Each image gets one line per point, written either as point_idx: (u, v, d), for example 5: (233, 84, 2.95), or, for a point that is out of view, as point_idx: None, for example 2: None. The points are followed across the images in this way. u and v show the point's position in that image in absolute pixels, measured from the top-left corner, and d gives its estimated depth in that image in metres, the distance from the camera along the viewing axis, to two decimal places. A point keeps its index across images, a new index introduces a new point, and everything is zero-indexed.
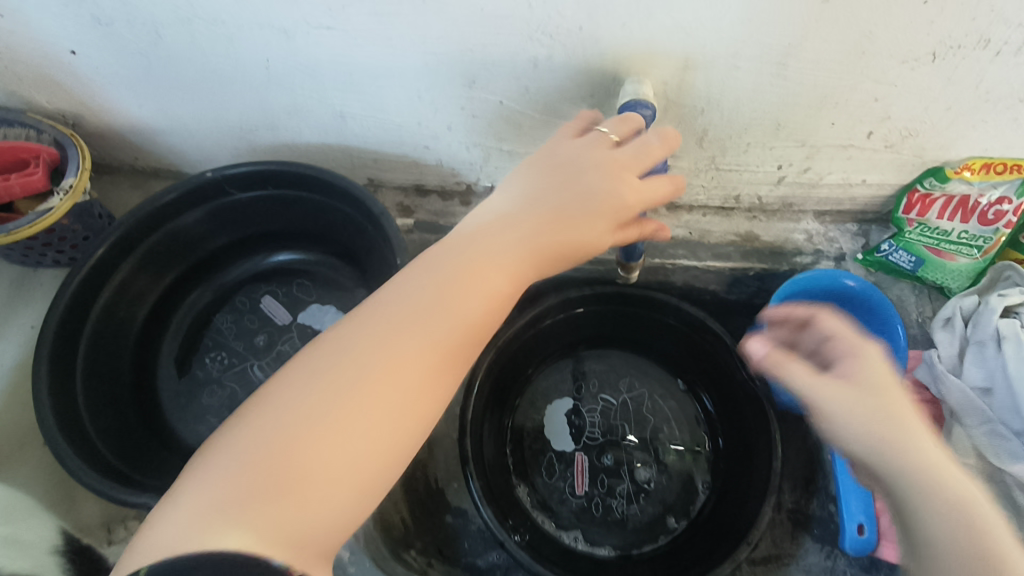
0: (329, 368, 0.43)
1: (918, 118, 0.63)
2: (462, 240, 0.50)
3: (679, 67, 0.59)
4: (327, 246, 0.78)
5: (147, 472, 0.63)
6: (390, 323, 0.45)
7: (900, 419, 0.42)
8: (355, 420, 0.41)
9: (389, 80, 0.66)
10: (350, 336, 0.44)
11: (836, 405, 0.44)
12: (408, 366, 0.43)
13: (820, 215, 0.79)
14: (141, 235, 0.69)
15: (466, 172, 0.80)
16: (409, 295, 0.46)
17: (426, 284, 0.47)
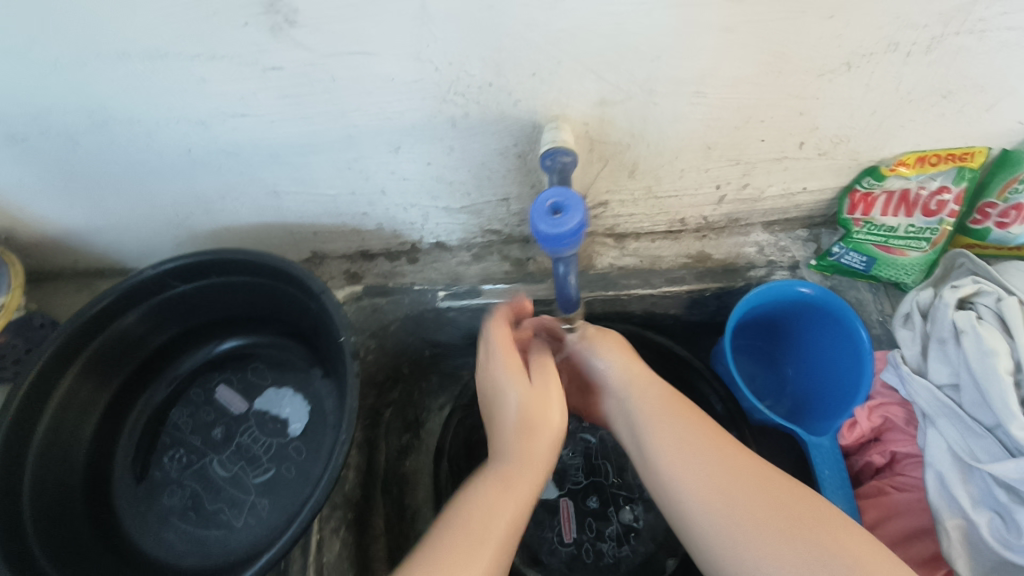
0: (451, 518, 0.54)
1: (847, 125, 0.62)
2: (509, 407, 0.60)
3: (596, 108, 0.58)
4: (276, 326, 0.77)
5: None
6: (490, 484, 0.56)
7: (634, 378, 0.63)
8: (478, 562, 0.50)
9: (311, 157, 0.64)
10: (462, 506, 0.55)
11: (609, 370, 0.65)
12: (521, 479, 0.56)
13: (768, 226, 0.79)
14: (82, 342, 0.66)
15: (408, 232, 0.79)
16: (506, 450, 0.58)
17: (501, 479, 0.56)
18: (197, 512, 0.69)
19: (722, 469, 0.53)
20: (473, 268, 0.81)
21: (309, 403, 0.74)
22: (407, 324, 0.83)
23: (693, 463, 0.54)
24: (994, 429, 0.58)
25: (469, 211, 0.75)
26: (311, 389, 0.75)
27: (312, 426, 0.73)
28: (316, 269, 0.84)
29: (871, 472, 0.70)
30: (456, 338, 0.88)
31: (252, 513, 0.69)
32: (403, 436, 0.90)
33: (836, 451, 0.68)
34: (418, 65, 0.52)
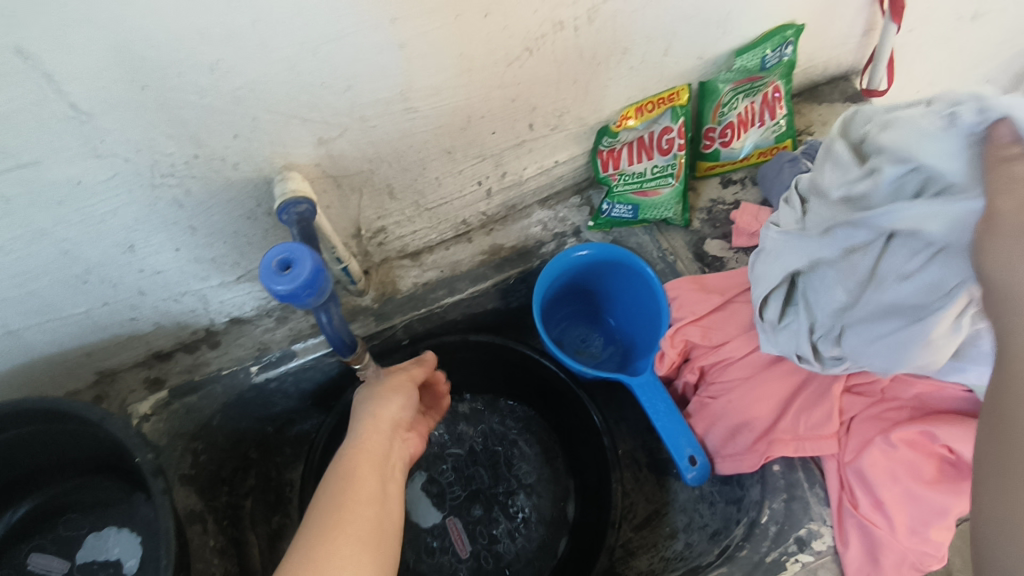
0: (318, 516, 0.50)
1: (559, 98, 0.68)
2: (352, 439, 0.58)
3: (320, 148, 0.58)
4: (76, 467, 0.69)
5: None
6: (352, 464, 0.55)
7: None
8: (352, 535, 0.49)
9: (37, 282, 0.59)
10: (328, 488, 0.53)
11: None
12: (375, 441, 0.58)
13: (544, 202, 0.84)
14: None
15: (195, 319, 0.74)
16: (361, 439, 0.58)
17: (356, 458, 0.56)
18: None
19: None
20: (280, 332, 0.78)
21: (139, 534, 0.68)
22: (231, 410, 0.78)
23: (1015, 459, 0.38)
24: (914, 174, 0.48)
25: (250, 279, 0.72)
26: (140, 517, 0.69)
27: (149, 557, 0.67)
28: (109, 389, 0.76)
29: (692, 389, 0.76)
30: (295, 403, 0.84)
31: None
32: (271, 519, 0.84)
33: (656, 382, 0.74)
34: (103, 161, 0.50)
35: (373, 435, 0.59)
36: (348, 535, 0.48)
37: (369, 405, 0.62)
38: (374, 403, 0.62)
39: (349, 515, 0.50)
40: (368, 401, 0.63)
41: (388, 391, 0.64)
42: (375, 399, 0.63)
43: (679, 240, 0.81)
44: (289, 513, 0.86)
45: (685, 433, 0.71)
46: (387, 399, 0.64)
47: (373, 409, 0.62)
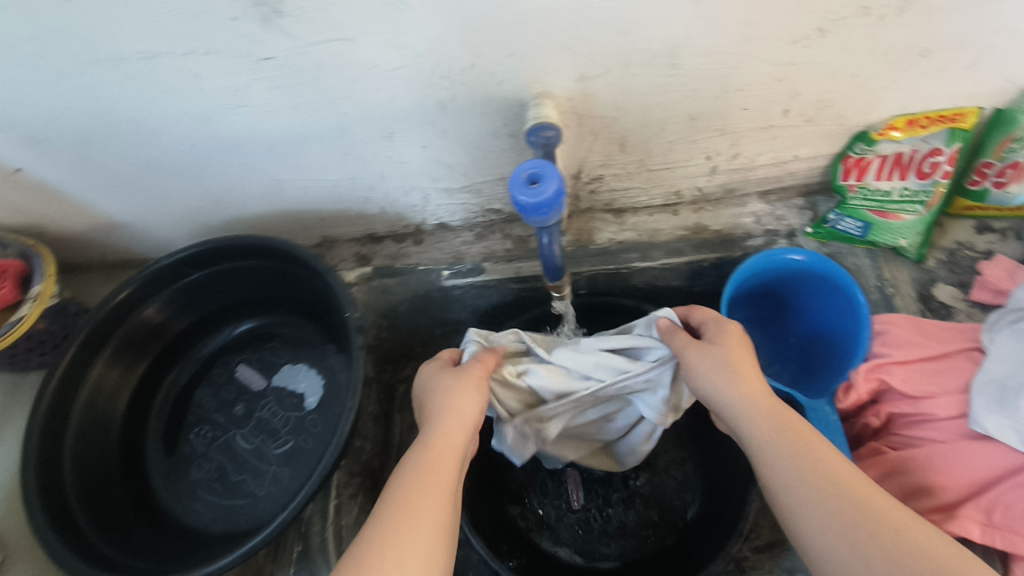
0: (388, 502, 0.48)
1: (829, 89, 0.63)
2: (435, 426, 0.55)
3: (578, 84, 0.61)
4: (290, 305, 0.80)
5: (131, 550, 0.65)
6: (423, 468, 0.51)
7: (749, 371, 0.55)
8: (422, 531, 0.46)
9: (313, 144, 0.68)
10: (396, 490, 0.49)
11: (716, 377, 0.55)
12: (452, 448, 0.53)
13: (764, 195, 0.80)
14: (95, 346, 0.70)
15: (411, 215, 0.82)
16: (445, 429, 0.54)
17: (434, 447, 0.53)
18: (222, 483, 0.74)
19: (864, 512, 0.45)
20: (476, 247, 0.84)
21: (323, 378, 0.78)
22: (415, 304, 0.86)
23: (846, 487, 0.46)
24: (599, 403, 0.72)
25: (469, 191, 0.77)
26: (325, 364, 0.79)
27: (327, 400, 0.76)
28: (327, 253, 0.88)
29: (869, 433, 0.69)
30: (467, 316, 0.90)
31: (274, 482, 0.73)
32: None
33: (834, 418, 0.69)
34: (401, 52, 0.56)
35: (459, 428, 0.55)
36: (411, 558, 0.45)
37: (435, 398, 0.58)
38: (461, 395, 0.57)
39: (411, 530, 0.46)
40: (439, 393, 0.58)
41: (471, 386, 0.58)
42: (465, 388, 0.58)
43: (904, 274, 0.74)
44: None
45: None
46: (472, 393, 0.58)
47: (456, 404, 0.56)
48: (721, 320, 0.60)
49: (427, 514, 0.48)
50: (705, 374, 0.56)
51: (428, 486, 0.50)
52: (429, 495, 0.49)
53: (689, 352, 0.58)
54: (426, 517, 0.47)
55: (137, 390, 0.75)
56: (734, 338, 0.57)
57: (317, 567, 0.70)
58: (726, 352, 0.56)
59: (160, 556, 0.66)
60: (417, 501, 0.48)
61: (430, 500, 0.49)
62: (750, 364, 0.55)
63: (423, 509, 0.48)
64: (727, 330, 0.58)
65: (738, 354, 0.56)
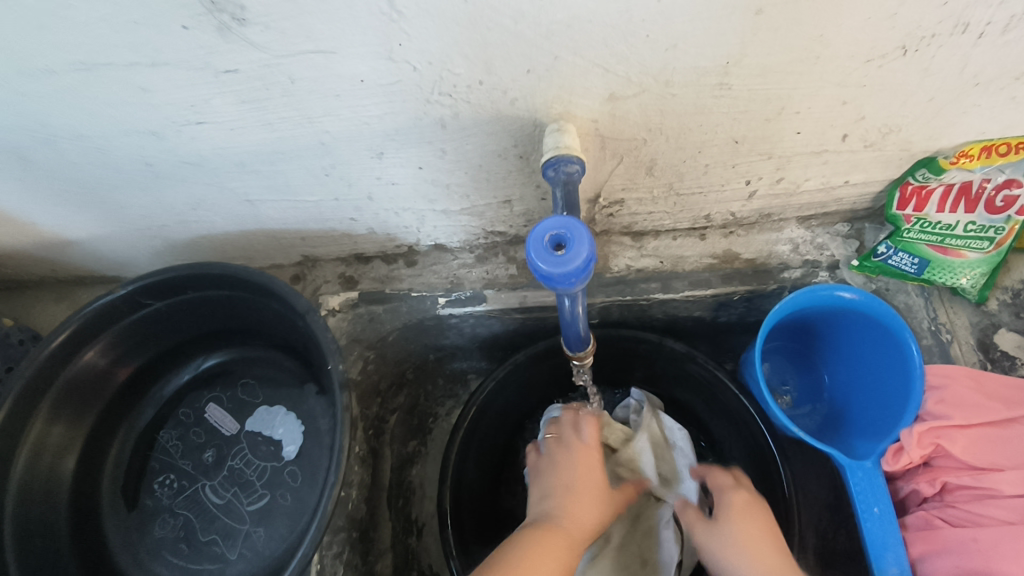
0: (502, 563, 0.50)
1: (898, 114, 0.53)
2: (565, 505, 0.57)
3: (605, 104, 0.50)
4: (265, 339, 0.71)
5: None
6: (524, 569, 0.50)
7: (758, 550, 0.54)
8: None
9: (288, 163, 0.58)
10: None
11: (720, 543, 0.56)
12: (552, 556, 0.52)
13: (804, 220, 0.70)
14: (35, 397, 0.62)
15: (403, 235, 0.72)
16: (577, 515, 0.57)
17: (559, 530, 0.55)
18: (189, 544, 0.66)
19: None
20: (476, 272, 0.74)
21: (302, 423, 0.69)
22: (407, 333, 0.76)
23: None
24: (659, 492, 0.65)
25: (469, 213, 0.67)
26: (305, 407, 0.70)
27: (306, 449, 0.68)
28: (309, 273, 0.78)
29: (917, 500, 0.62)
30: (464, 342, 0.80)
31: (247, 545, 0.65)
32: (410, 441, 0.86)
33: (879, 478, 0.61)
34: (393, 66, 0.46)
35: (581, 516, 0.57)
36: None
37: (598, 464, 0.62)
38: (578, 496, 0.59)
39: None
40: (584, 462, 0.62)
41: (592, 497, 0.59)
42: (581, 495, 0.59)
43: (963, 316, 0.67)
44: (425, 443, 0.87)
45: (896, 550, 0.58)
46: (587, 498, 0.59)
47: (568, 517, 0.56)
48: (723, 493, 0.61)
49: None
50: (717, 541, 0.57)
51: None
52: None
53: (699, 524, 0.59)
54: None
55: (87, 443, 0.67)
56: (736, 506, 0.59)
57: None
58: (737, 526, 0.57)
59: None
60: None
61: None
62: (762, 539, 0.55)
63: None
64: (735, 500, 0.60)
65: (746, 521, 0.57)
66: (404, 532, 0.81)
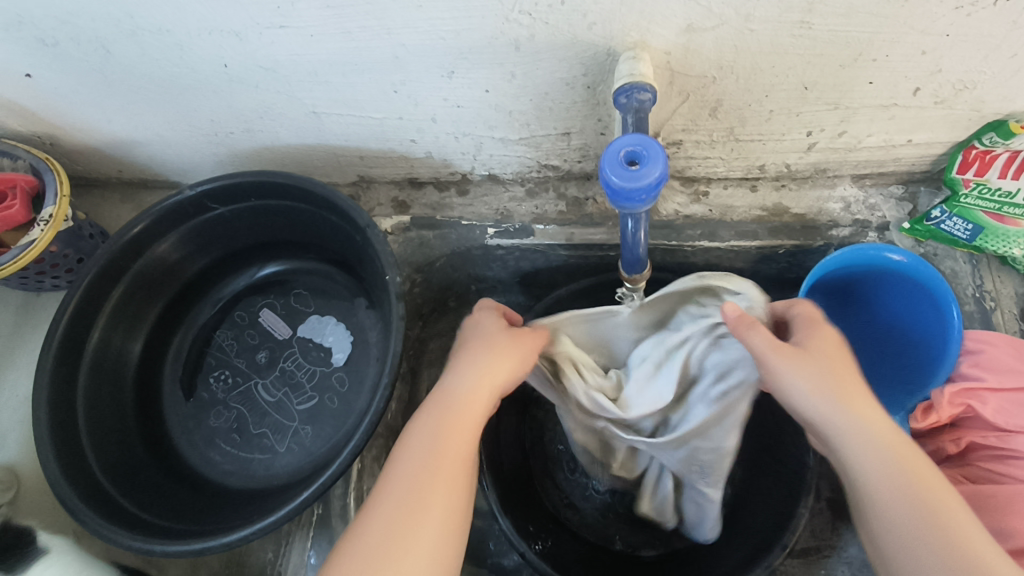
0: (432, 413, 0.49)
1: (976, 69, 0.53)
2: (477, 368, 0.51)
3: (681, 36, 0.51)
4: (320, 252, 0.74)
5: (139, 499, 0.62)
6: (442, 416, 0.48)
7: (838, 372, 0.47)
8: (433, 513, 0.44)
9: (360, 76, 0.59)
10: (419, 430, 0.48)
11: (797, 381, 0.47)
12: (455, 422, 0.48)
13: (858, 178, 0.70)
14: (108, 283, 0.66)
15: (459, 162, 0.73)
16: (468, 396, 0.49)
17: (444, 431, 0.47)
18: (241, 435, 0.70)
19: (961, 543, 0.40)
20: (526, 205, 0.75)
21: (351, 334, 0.72)
22: (453, 260, 0.78)
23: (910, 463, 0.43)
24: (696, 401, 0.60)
25: (527, 143, 0.68)
26: (354, 320, 0.73)
27: (354, 358, 0.71)
28: (362, 195, 0.80)
29: (938, 459, 0.64)
30: (505, 275, 0.82)
31: (296, 440, 0.69)
32: None
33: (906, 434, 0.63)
34: None
35: (471, 409, 0.49)
36: (432, 497, 0.44)
37: (501, 337, 0.54)
38: (467, 353, 0.53)
39: (442, 475, 0.45)
40: (482, 347, 0.53)
41: (483, 341, 0.54)
42: (494, 337, 0.54)
43: (1009, 285, 0.68)
44: None
45: None
46: (494, 359, 0.52)
47: (492, 360, 0.52)
48: (817, 319, 0.51)
49: (460, 460, 0.46)
50: (803, 386, 0.46)
51: (469, 426, 0.48)
52: (447, 428, 0.48)
53: (783, 356, 0.47)
54: (454, 458, 0.46)
55: (150, 334, 0.72)
56: (828, 350, 0.48)
57: (336, 533, 0.68)
58: (822, 351, 0.48)
59: (170, 508, 0.63)
60: (452, 437, 0.47)
61: (460, 438, 0.47)
62: (846, 368, 0.47)
63: (440, 442, 0.47)
64: (818, 333, 0.50)
65: (840, 364, 0.47)
66: None
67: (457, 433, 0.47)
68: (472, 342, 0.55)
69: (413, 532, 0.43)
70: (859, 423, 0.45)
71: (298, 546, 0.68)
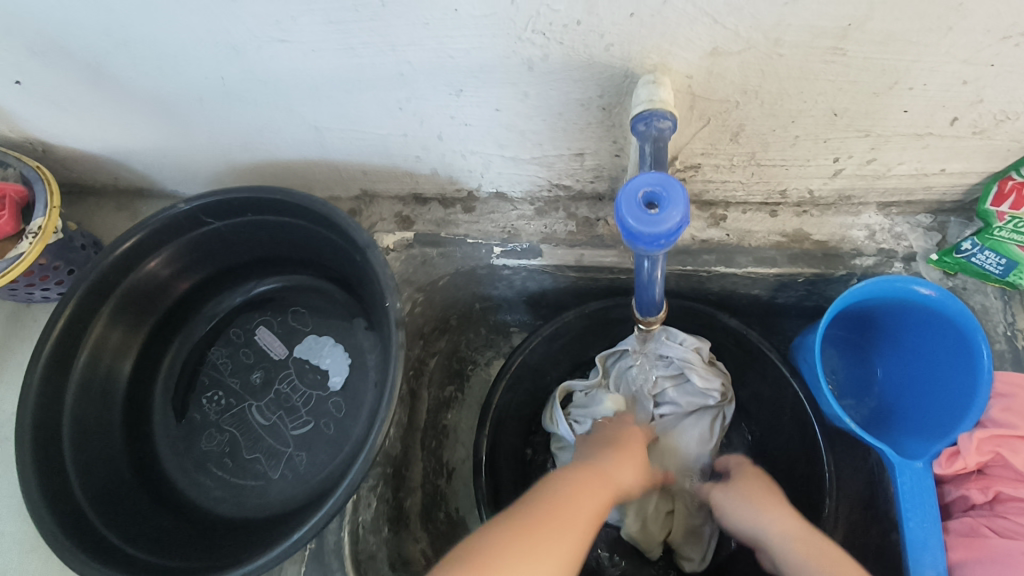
0: (574, 470, 0.58)
1: (1021, 100, 0.49)
2: (620, 449, 0.61)
3: (706, 60, 0.47)
4: (319, 269, 0.71)
5: (125, 528, 0.60)
6: (588, 473, 0.57)
7: (755, 488, 0.62)
8: (570, 536, 0.51)
9: (363, 93, 0.56)
10: (565, 479, 0.56)
11: (724, 504, 0.63)
12: (600, 481, 0.57)
13: (884, 206, 0.67)
14: (98, 301, 0.64)
15: (465, 179, 0.70)
16: (614, 467, 0.59)
17: (595, 487, 0.56)
18: (234, 460, 0.68)
19: None
20: (534, 225, 0.72)
21: (349, 356, 0.70)
22: (458, 279, 0.76)
23: (811, 543, 0.55)
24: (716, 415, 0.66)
25: (537, 162, 0.65)
26: (353, 341, 0.70)
27: (352, 381, 0.69)
28: (365, 209, 0.77)
29: (965, 506, 0.61)
30: (511, 295, 0.79)
31: (290, 467, 0.66)
32: (447, 385, 0.86)
33: (929, 479, 0.60)
34: None
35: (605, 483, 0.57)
36: (566, 523, 0.51)
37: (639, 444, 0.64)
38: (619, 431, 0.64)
39: (575, 512, 0.53)
40: (623, 435, 0.64)
41: (624, 431, 0.65)
42: (631, 426, 0.66)
43: None
44: (462, 389, 0.88)
45: (934, 552, 0.57)
46: (637, 448, 0.63)
47: (632, 449, 0.62)
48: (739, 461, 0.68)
49: (593, 510, 0.54)
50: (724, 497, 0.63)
51: (606, 485, 0.57)
52: (591, 483, 0.56)
53: (716, 489, 0.64)
54: (591, 506, 0.54)
55: (142, 352, 0.69)
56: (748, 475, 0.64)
57: (330, 569, 0.64)
58: (738, 477, 0.64)
59: (157, 539, 0.60)
60: (595, 491, 0.55)
61: (599, 494, 0.55)
62: (764, 487, 0.62)
63: (584, 492, 0.55)
64: (744, 467, 0.66)
65: (753, 483, 0.63)
66: (435, 473, 0.82)
67: (598, 491, 0.56)
68: (612, 430, 0.65)
69: (547, 543, 0.50)
70: (778, 536, 0.57)
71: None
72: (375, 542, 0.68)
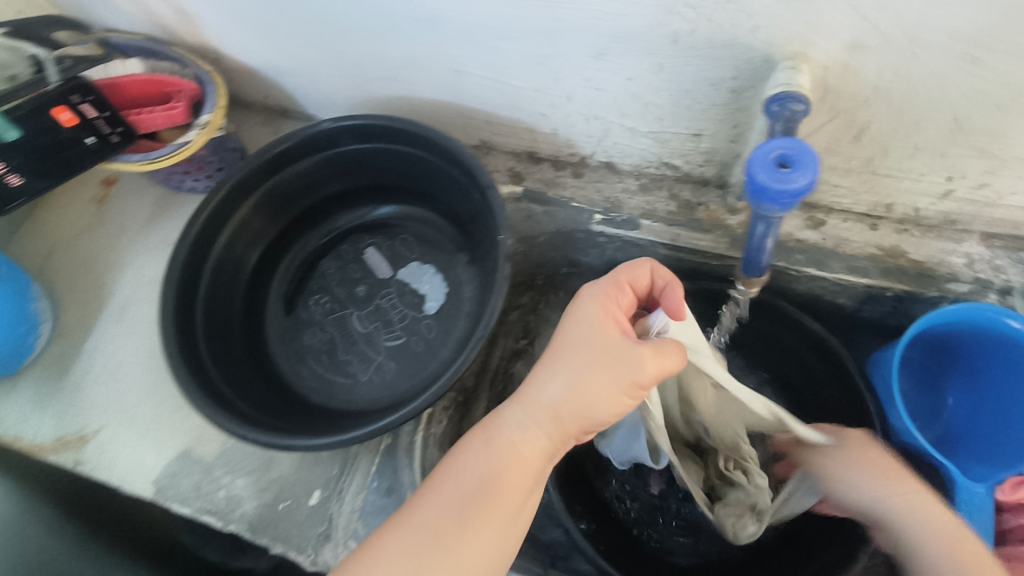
0: (491, 430, 0.52)
1: None
2: (561, 387, 0.52)
3: (846, 54, 0.51)
4: (433, 204, 0.78)
5: (234, 389, 0.68)
6: (499, 443, 0.51)
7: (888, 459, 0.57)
8: (482, 530, 0.48)
9: (513, 44, 0.62)
10: (476, 451, 0.51)
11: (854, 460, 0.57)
12: (512, 456, 0.51)
13: (987, 237, 0.68)
14: (244, 192, 0.72)
15: (582, 144, 0.75)
16: (545, 416, 0.52)
17: (498, 456, 0.51)
18: (329, 357, 0.75)
19: None
20: (637, 199, 0.76)
21: (447, 286, 0.76)
22: (556, 239, 0.82)
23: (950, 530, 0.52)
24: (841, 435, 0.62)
25: (654, 137, 0.69)
26: (453, 273, 0.77)
27: (446, 309, 0.75)
28: (481, 159, 0.83)
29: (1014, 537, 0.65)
30: (599, 263, 0.84)
31: (377, 372, 0.73)
32: (520, 339, 0.92)
33: (987, 503, 0.63)
34: None
35: (540, 435, 0.52)
36: (479, 514, 0.48)
37: (604, 365, 0.51)
38: (559, 377, 0.52)
39: (488, 499, 0.49)
40: (564, 370, 0.53)
41: (564, 377, 0.52)
42: (562, 389, 0.52)
43: None
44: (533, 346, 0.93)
45: None
46: (584, 387, 0.52)
47: (570, 391, 0.52)
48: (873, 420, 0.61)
49: (510, 484, 0.50)
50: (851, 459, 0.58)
51: (528, 451, 0.51)
52: (497, 452, 0.51)
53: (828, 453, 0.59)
54: (506, 483, 0.50)
55: (267, 248, 0.77)
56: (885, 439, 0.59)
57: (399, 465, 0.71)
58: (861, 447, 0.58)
59: (259, 406, 0.68)
60: (507, 462, 0.51)
61: (511, 466, 0.51)
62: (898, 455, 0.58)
63: (489, 465, 0.50)
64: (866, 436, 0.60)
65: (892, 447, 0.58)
66: None
67: (511, 461, 0.51)
68: (554, 359, 0.53)
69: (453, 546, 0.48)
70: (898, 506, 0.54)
71: (363, 467, 0.71)
72: (438, 457, 0.75)
